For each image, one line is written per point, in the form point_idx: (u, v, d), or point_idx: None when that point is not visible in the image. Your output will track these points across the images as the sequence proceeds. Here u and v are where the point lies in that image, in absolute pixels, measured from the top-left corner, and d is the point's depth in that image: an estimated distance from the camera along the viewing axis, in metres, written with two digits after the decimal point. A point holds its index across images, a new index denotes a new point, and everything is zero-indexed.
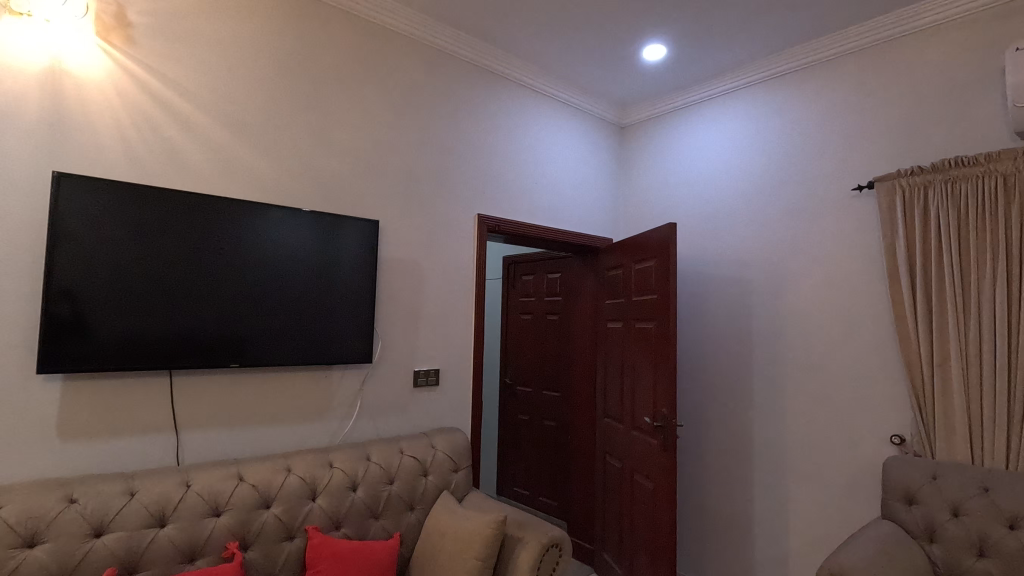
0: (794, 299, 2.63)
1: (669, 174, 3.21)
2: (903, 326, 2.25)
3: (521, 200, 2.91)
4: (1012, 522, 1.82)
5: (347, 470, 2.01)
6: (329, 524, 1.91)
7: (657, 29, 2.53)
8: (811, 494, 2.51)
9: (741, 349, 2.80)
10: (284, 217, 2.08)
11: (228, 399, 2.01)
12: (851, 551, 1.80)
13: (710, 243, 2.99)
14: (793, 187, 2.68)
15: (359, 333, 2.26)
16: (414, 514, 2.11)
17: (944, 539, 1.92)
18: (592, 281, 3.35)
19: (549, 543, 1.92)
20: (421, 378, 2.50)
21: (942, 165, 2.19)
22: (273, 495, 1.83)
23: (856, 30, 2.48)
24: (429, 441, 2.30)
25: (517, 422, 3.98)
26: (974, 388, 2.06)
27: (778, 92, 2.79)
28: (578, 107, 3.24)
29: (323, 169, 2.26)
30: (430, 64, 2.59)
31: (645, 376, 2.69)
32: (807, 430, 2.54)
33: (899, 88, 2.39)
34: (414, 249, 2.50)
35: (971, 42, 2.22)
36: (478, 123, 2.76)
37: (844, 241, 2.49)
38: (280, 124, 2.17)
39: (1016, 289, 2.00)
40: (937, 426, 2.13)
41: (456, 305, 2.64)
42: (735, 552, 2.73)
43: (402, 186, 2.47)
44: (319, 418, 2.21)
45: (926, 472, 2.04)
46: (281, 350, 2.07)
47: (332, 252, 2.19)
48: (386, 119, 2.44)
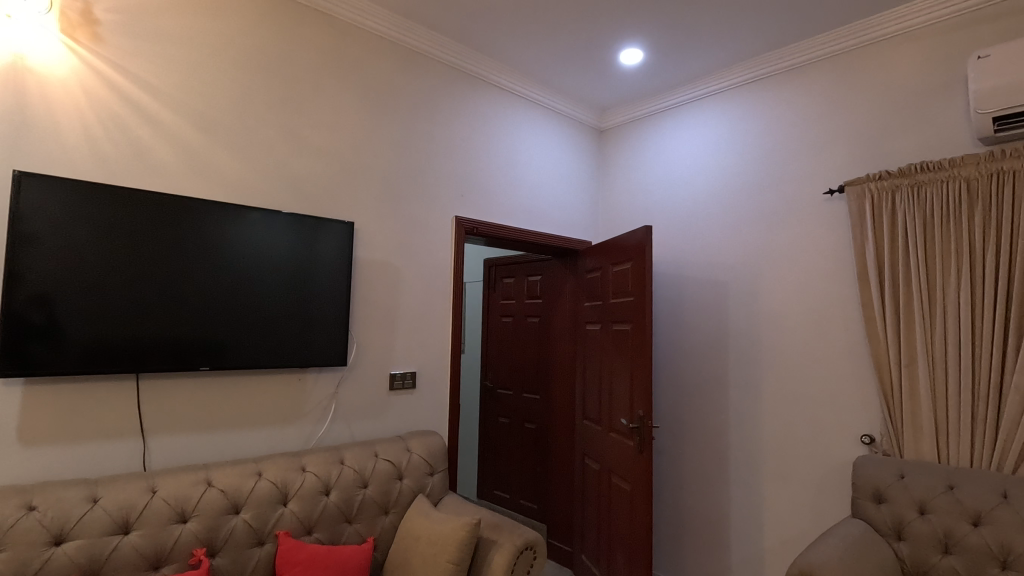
0: (767, 301, 2.67)
1: (646, 177, 3.24)
2: (873, 327, 2.29)
3: (499, 202, 2.91)
4: (976, 519, 1.86)
5: (319, 474, 1.99)
6: (301, 529, 1.89)
7: (634, 33, 2.55)
8: (784, 494, 2.54)
9: (717, 350, 2.83)
10: (257, 218, 2.05)
11: (197, 403, 1.97)
12: (821, 549, 1.82)
13: (686, 245, 3.01)
14: (766, 191, 2.72)
15: (333, 335, 2.24)
16: (388, 518, 2.09)
17: (911, 537, 1.95)
18: (571, 283, 3.36)
19: (523, 545, 1.92)
20: (397, 381, 2.48)
21: (909, 170, 2.24)
22: (242, 500, 1.81)
23: (826, 37, 2.54)
24: (404, 444, 2.28)
25: (496, 425, 3.97)
26: (940, 388, 2.10)
27: (752, 96, 2.83)
28: (556, 111, 3.26)
29: (296, 169, 2.24)
30: (407, 66, 2.59)
31: (621, 378, 2.70)
32: (780, 430, 2.57)
33: (867, 93, 2.44)
34: (390, 250, 2.49)
35: (935, 50, 2.28)
36: (455, 125, 2.76)
37: (816, 244, 2.53)
38: (253, 124, 2.15)
39: (979, 291, 2.05)
40: (905, 426, 2.16)
41: (433, 308, 2.63)
42: (711, 552, 2.75)
43: (377, 187, 2.46)
44: (293, 421, 2.19)
45: (894, 471, 2.08)
46: (253, 352, 2.04)
47: (306, 254, 2.17)
48: (360, 120, 2.43)
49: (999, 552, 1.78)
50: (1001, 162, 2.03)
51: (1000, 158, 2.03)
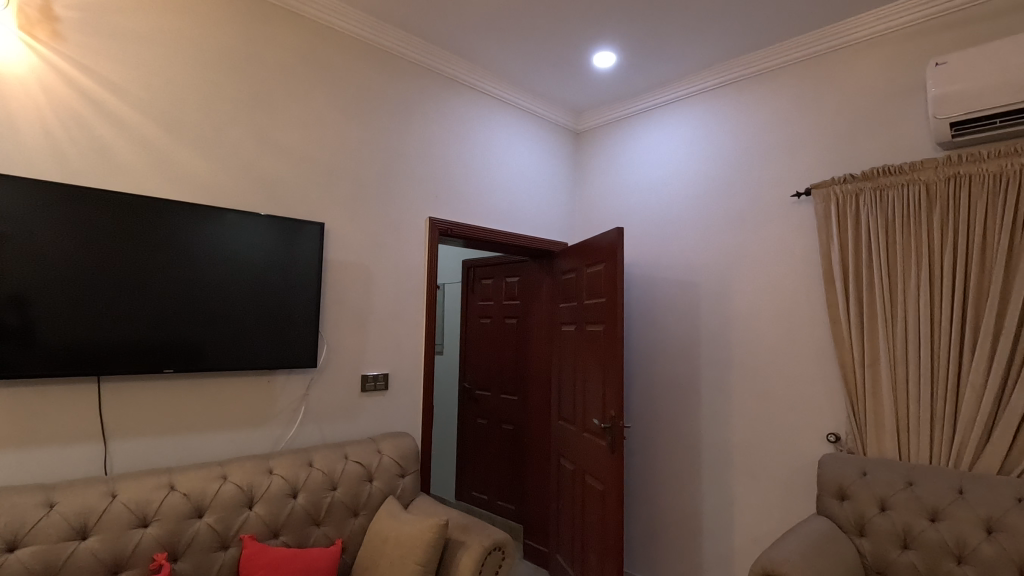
0: (737, 302, 2.70)
1: (620, 180, 3.26)
2: (838, 328, 2.33)
3: (473, 203, 2.92)
4: (933, 515, 1.90)
5: (287, 477, 1.97)
6: (267, 532, 1.88)
7: (605, 36, 2.58)
8: (754, 493, 2.57)
9: (688, 350, 2.86)
10: (226, 218, 2.03)
11: (162, 406, 1.95)
12: (784, 546, 1.85)
13: (660, 248, 3.04)
14: (737, 194, 2.76)
15: (303, 337, 2.22)
16: (358, 520, 2.08)
17: (872, 533, 1.99)
18: (548, 284, 3.38)
19: (491, 546, 1.93)
20: (369, 383, 2.47)
21: (871, 174, 2.29)
22: (206, 503, 1.79)
23: (793, 42, 2.59)
24: (375, 446, 2.27)
25: (474, 426, 3.97)
26: (901, 387, 2.15)
27: (723, 100, 2.87)
28: (531, 112, 3.28)
29: (264, 170, 2.22)
30: (379, 67, 2.59)
31: (594, 379, 2.72)
32: (750, 430, 2.61)
33: (833, 98, 2.49)
34: (362, 252, 2.48)
35: (896, 57, 2.33)
36: (429, 126, 2.76)
37: (784, 246, 2.58)
38: (220, 123, 2.13)
39: (938, 292, 2.10)
40: (868, 424, 2.21)
41: (405, 309, 2.62)
42: (683, 551, 2.78)
43: (349, 188, 2.45)
44: (262, 424, 2.17)
45: (857, 468, 2.12)
46: (220, 354, 2.01)
47: (276, 255, 2.15)
48: (332, 121, 2.42)
49: (954, 547, 1.83)
50: (958, 166, 2.08)
51: (957, 162, 2.08)
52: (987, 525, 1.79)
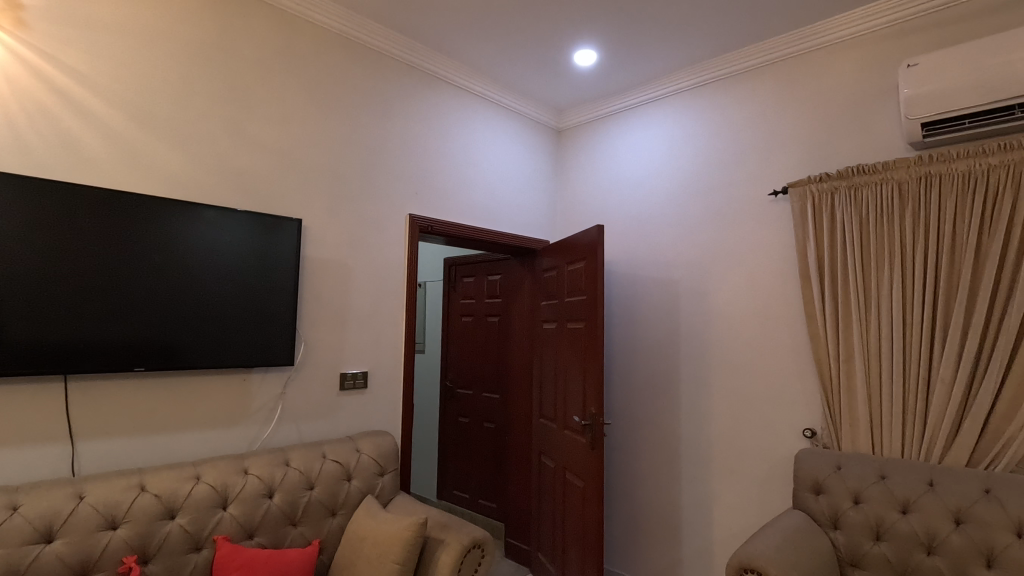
0: (716, 299, 2.73)
1: (602, 178, 3.28)
2: (814, 324, 2.37)
3: (454, 200, 2.91)
4: (905, 507, 1.94)
5: (262, 476, 1.94)
6: (242, 533, 1.84)
7: (586, 33, 2.58)
8: (732, 489, 2.60)
9: (668, 347, 2.88)
10: (200, 214, 1.99)
11: (133, 405, 1.90)
12: (760, 539, 1.87)
13: (640, 246, 3.06)
14: (715, 193, 2.78)
15: (280, 335, 2.18)
16: (336, 520, 2.06)
17: (846, 526, 2.02)
18: (529, 282, 3.37)
19: (470, 544, 1.92)
20: (348, 381, 2.44)
21: (846, 173, 2.32)
22: (178, 505, 1.75)
23: (771, 43, 2.62)
24: (353, 445, 2.25)
25: (456, 425, 3.96)
26: (874, 382, 2.19)
27: (702, 99, 2.90)
28: (513, 110, 3.28)
29: (239, 164, 2.18)
30: (359, 62, 2.57)
31: (575, 377, 2.72)
32: (728, 426, 2.63)
33: (809, 98, 2.53)
34: (340, 249, 2.45)
35: (870, 58, 2.37)
36: (409, 122, 2.74)
37: (762, 244, 2.61)
38: (193, 116, 2.08)
39: (910, 288, 2.14)
40: (843, 420, 2.24)
41: (385, 306, 2.60)
42: (663, 547, 2.80)
43: (327, 184, 2.42)
44: (237, 423, 2.13)
45: (832, 463, 2.15)
46: (194, 352, 1.97)
47: (253, 251, 2.11)
48: (310, 115, 2.39)
49: (925, 538, 1.87)
50: (929, 166, 2.13)
51: (928, 162, 2.13)
52: (956, 517, 1.84)
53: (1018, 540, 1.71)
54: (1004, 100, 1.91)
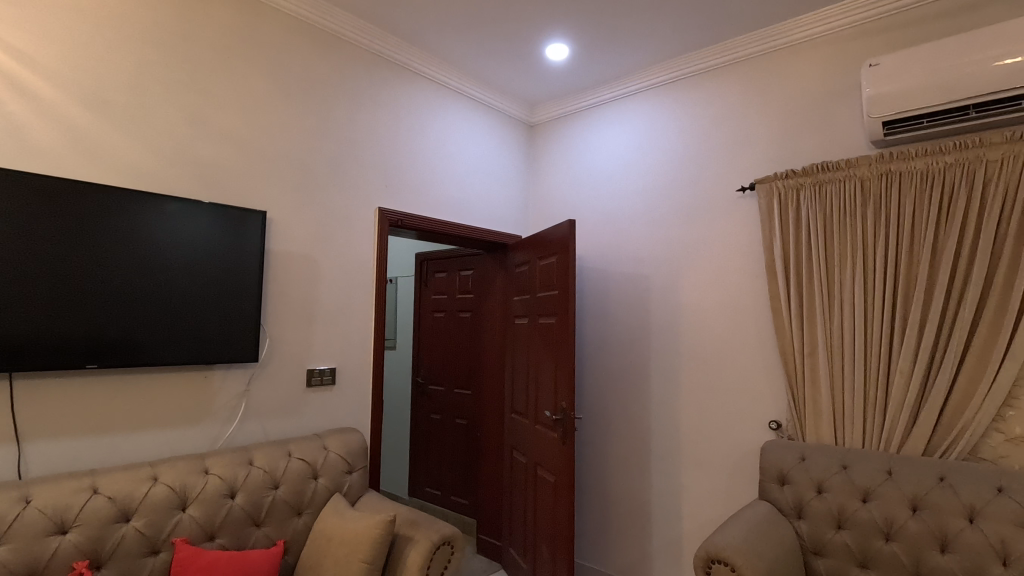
0: (686, 294, 2.75)
1: (574, 173, 3.28)
2: (780, 318, 2.41)
3: (425, 193, 2.87)
4: (865, 496, 1.99)
5: (224, 476, 1.88)
6: (201, 535, 1.78)
7: (557, 27, 2.56)
8: (700, 481, 2.63)
9: (639, 342, 2.89)
10: (159, 205, 1.92)
11: (86, 404, 1.82)
12: (728, 530, 1.90)
13: (612, 242, 3.07)
14: (685, 189, 2.81)
15: (243, 330, 2.11)
16: (302, 519, 2.01)
17: (810, 515, 2.07)
18: (501, 277, 3.36)
19: (440, 541, 1.89)
20: (315, 378, 2.39)
21: (811, 170, 2.37)
22: (134, 507, 1.68)
23: (739, 41, 2.65)
24: (321, 442, 2.20)
25: (428, 421, 3.92)
26: (837, 374, 2.24)
27: (673, 95, 2.91)
28: (485, 103, 3.25)
29: (199, 153, 2.10)
30: (326, 51, 2.50)
31: (546, 372, 2.72)
32: (697, 420, 2.67)
33: (777, 96, 2.57)
34: (307, 242, 2.39)
35: (835, 57, 2.42)
36: (378, 114, 2.69)
37: (731, 239, 2.64)
38: (150, 103, 2.00)
39: (872, 283, 2.20)
40: (808, 412, 2.29)
41: (353, 301, 2.55)
42: (634, 539, 2.82)
43: (293, 176, 2.35)
44: (198, 422, 2.06)
45: (797, 454, 2.19)
46: (152, 348, 1.90)
47: (215, 243, 2.04)
48: (274, 105, 2.32)
49: (883, 526, 1.92)
50: (889, 163, 2.19)
51: (888, 160, 2.19)
52: (913, 504, 1.90)
53: (970, 525, 1.78)
54: (960, 100, 1.97)
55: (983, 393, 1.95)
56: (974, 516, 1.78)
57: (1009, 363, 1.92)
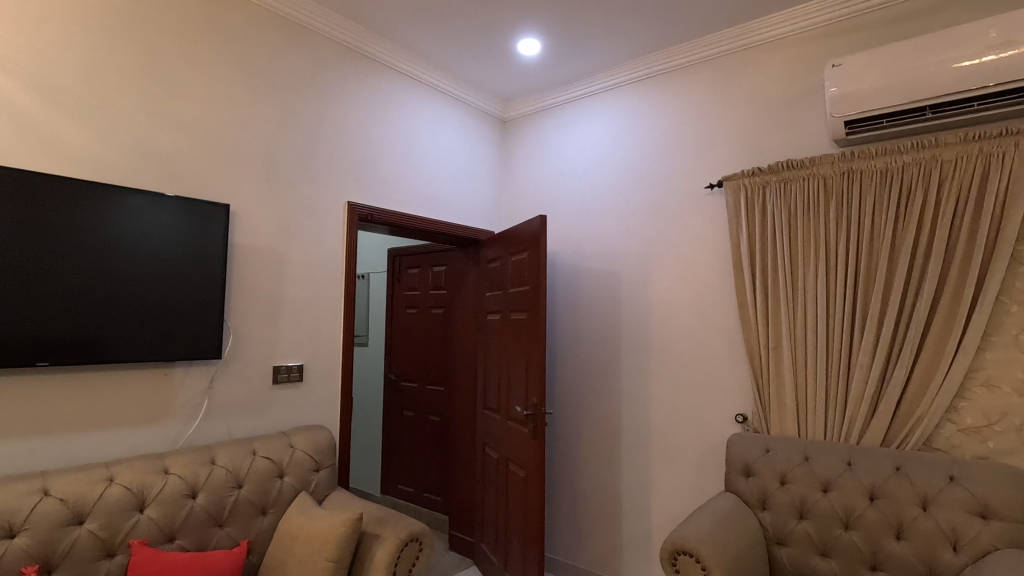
0: (656, 290, 2.78)
1: (547, 169, 3.28)
2: (746, 314, 2.45)
3: (395, 188, 2.83)
4: (826, 487, 2.04)
5: (184, 476, 1.83)
6: (160, 537, 1.73)
7: (529, 22, 2.56)
8: (669, 474, 2.67)
9: (610, 337, 2.92)
10: (116, 196, 1.85)
11: (37, 403, 1.75)
12: (694, 522, 1.92)
13: (583, 238, 3.08)
14: (655, 186, 2.84)
15: (206, 327, 2.06)
16: (266, 519, 1.97)
17: (773, 506, 2.11)
18: (474, 273, 3.34)
19: (408, 538, 1.88)
20: (282, 374, 2.35)
21: (777, 168, 2.41)
22: (88, 509, 1.63)
23: (708, 40, 2.68)
24: (287, 440, 2.16)
25: (400, 418, 3.89)
26: (800, 368, 2.29)
27: (643, 92, 2.93)
28: (457, 98, 3.23)
29: (158, 144, 2.03)
30: (293, 41, 2.45)
31: (517, 368, 2.72)
32: (666, 414, 2.70)
33: (745, 95, 2.61)
34: (273, 236, 2.34)
35: (800, 57, 2.47)
36: (346, 106, 2.64)
37: (699, 236, 2.67)
38: (106, 92, 1.92)
39: (834, 278, 2.25)
40: (773, 405, 2.34)
41: (322, 296, 2.51)
42: (604, 533, 2.84)
43: (258, 168, 2.30)
44: (158, 421, 2.00)
45: (761, 446, 2.23)
46: (107, 345, 1.83)
47: (176, 237, 1.99)
48: (238, 95, 2.26)
49: (843, 515, 1.97)
50: (851, 162, 2.24)
51: (850, 158, 2.24)
52: (871, 493, 1.95)
53: (923, 512, 1.84)
54: (918, 100, 2.02)
55: (937, 385, 2.01)
56: (927, 504, 1.85)
57: (962, 356, 1.98)
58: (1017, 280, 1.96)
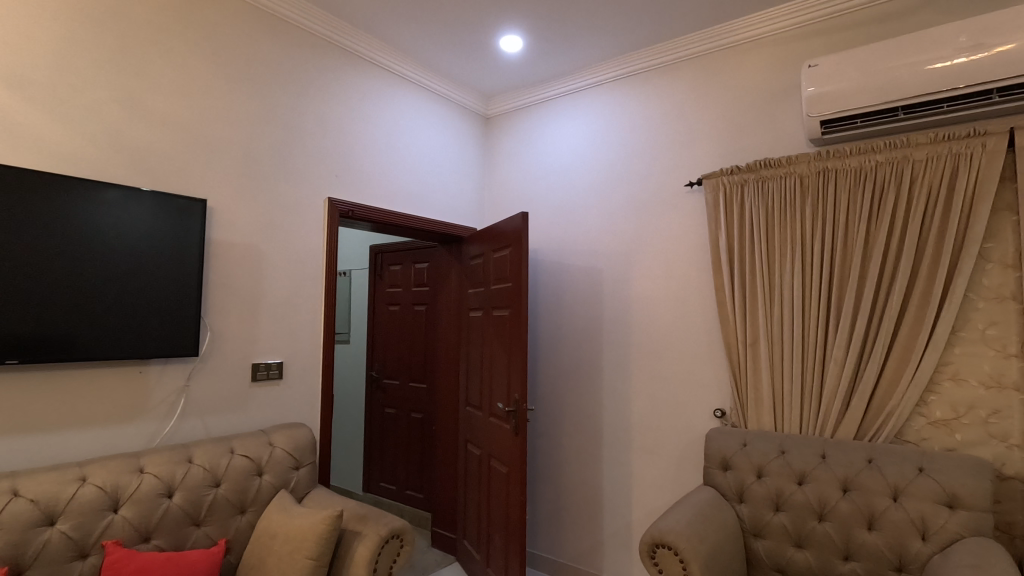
0: (637, 287, 2.81)
1: (529, 166, 3.29)
2: (724, 310, 2.49)
3: (377, 184, 2.82)
4: (801, 479, 2.08)
5: (160, 475, 1.80)
6: (136, 537, 1.71)
7: (510, 18, 2.56)
8: (649, 469, 2.70)
9: (592, 333, 2.94)
10: (89, 189, 1.81)
11: (6, 401, 1.71)
12: (673, 515, 1.95)
13: (565, 234, 3.09)
14: (636, 183, 2.86)
15: (183, 323, 2.03)
16: (245, 517, 1.95)
17: (750, 499, 2.14)
18: (456, 270, 3.34)
19: (389, 535, 1.87)
20: (261, 372, 2.32)
21: (755, 166, 2.45)
22: (60, 509, 1.59)
23: (688, 39, 2.71)
24: (266, 438, 2.14)
25: (382, 416, 3.87)
26: (777, 363, 2.33)
27: (625, 90, 2.95)
28: (439, 94, 3.22)
29: (132, 137, 1.99)
30: (271, 34, 2.42)
31: (499, 364, 2.73)
32: (646, 409, 2.73)
33: (723, 94, 2.64)
34: (251, 232, 2.31)
35: (777, 58, 2.51)
36: (326, 101, 2.62)
37: (679, 233, 2.70)
38: (78, 83, 1.88)
39: (810, 275, 2.29)
40: (750, 400, 2.38)
41: (301, 293, 2.48)
42: (586, 528, 2.86)
43: (236, 163, 2.27)
44: (133, 419, 1.96)
45: (739, 440, 2.27)
46: (80, 342, 1.80)
47: (151, 232, 1.95)
48: (215, 88, 2.23)
49: (817, 506, 2.02)
50: (826, 161, 2.29)
51: (825, 158, 2.29)
52: (844, 485, 2.00)
53: (894, 503, 1.89)
54: (891, 101, 2.07)
55: (908, 379, 2.07)
56: (898, 495, 1.90)
57: (931, 351, 2.04)
58: (983, 277, 2.02)
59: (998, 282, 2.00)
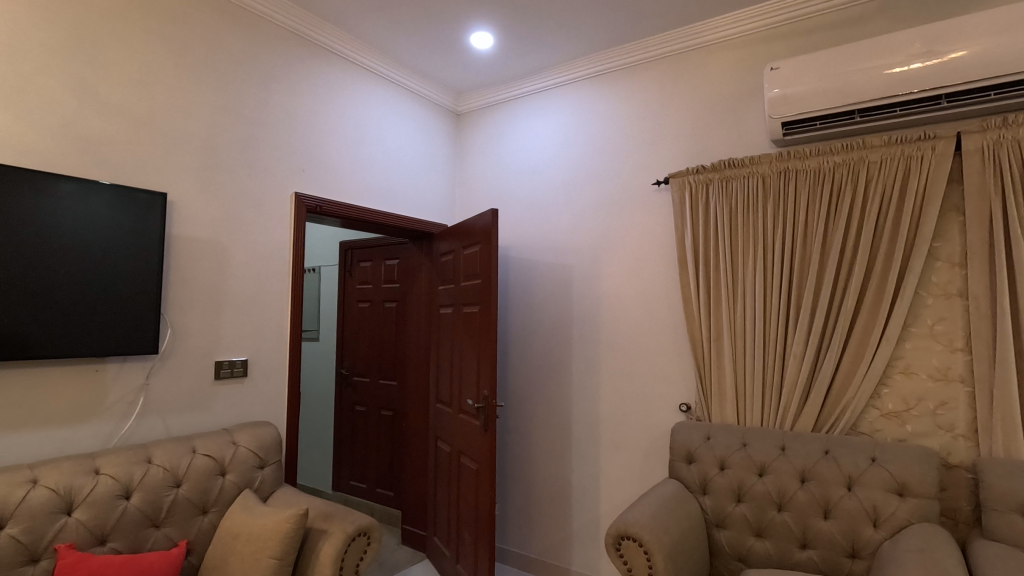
0: (605, 284, 2.84)
1: (500, 163, 3.29)
2: (690, 306, 2.54)
3: (345, 179, 2.79)
4: (762, 471, 2.14)
5: (117, 475, 1.75)
6: (91, 539, 1.66)
7: (480, 14, 2.55)
8: (617, 463, 2.74)
9: (561, 329, 2.96)
10: (40, 181, 1.75)
11: None
12: (639, 508, 1.98)
13: (535, 232, 3.11)
14: (605, 181, 2.89)
15: (142, 320, 1.97)
16: (207, 518, 1.92)
17: (713, 490, 2.19)
18: (426, 267, 3.32)
19: (355, 532, 1.86)
20: (224, 370, 2.27)
21: (719, 166, 2.50)
22: (8, 513, 1.54)
23: (656, 39, 2.75)
24: (229, 437, 2.10)
25: (352, 414, 3.83)
26: (739, 358, 2.39)
27: (594, 89, 2.98)
28: (410, 90, 3.19)
29: (88, 128, 1.93)
30: (235, 25, 2.36)
31: (469, 361, 2.73)
32: (614, 404, 2.77)
33: (690, 94, 2.69)
34: (215, 227, 2.26)
35: (741, 60, 2.56)
36: (293, 94, 2.57)
37: (647, 231, 2.74)
38: (28, 70, 1.81)
39: (771, 272, 2.36)
40: (714, 394, 2.43)
41: (267, 289, 2.44)
42: (555, 522, 2.89)
43: (198, 156, 2.21)
44: (88, 419, 1.90)
45: (702, 433, 2.32)
46: (33, 339, 1.73)
47: (108, 226, 1.89)
48: (177, 79, 2.17)
49: (776, 497, 2.08)
50: (787, 162, 2.35)
51: (786, 158, 2.35)
52: (802, 476, 2.06)
53: (848, 492, 1.97)
54: (848, 104, 2.13)
55: (862, 373, 2.14)
56: (852, 484, 1.97)
57: (884, 345, 2.12)
58: (932, 275, 2.11)
59: (946, 279, 2.09)
